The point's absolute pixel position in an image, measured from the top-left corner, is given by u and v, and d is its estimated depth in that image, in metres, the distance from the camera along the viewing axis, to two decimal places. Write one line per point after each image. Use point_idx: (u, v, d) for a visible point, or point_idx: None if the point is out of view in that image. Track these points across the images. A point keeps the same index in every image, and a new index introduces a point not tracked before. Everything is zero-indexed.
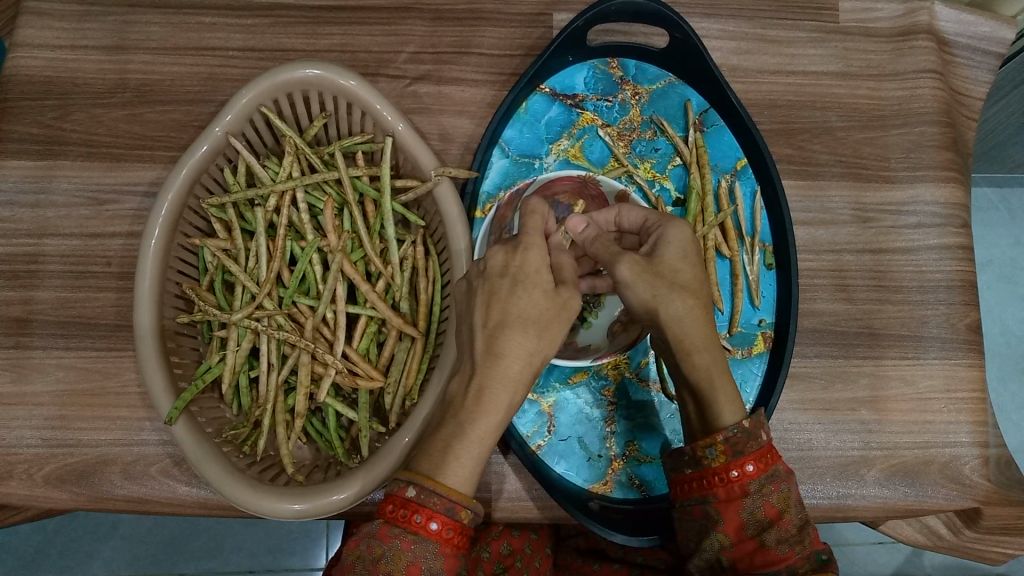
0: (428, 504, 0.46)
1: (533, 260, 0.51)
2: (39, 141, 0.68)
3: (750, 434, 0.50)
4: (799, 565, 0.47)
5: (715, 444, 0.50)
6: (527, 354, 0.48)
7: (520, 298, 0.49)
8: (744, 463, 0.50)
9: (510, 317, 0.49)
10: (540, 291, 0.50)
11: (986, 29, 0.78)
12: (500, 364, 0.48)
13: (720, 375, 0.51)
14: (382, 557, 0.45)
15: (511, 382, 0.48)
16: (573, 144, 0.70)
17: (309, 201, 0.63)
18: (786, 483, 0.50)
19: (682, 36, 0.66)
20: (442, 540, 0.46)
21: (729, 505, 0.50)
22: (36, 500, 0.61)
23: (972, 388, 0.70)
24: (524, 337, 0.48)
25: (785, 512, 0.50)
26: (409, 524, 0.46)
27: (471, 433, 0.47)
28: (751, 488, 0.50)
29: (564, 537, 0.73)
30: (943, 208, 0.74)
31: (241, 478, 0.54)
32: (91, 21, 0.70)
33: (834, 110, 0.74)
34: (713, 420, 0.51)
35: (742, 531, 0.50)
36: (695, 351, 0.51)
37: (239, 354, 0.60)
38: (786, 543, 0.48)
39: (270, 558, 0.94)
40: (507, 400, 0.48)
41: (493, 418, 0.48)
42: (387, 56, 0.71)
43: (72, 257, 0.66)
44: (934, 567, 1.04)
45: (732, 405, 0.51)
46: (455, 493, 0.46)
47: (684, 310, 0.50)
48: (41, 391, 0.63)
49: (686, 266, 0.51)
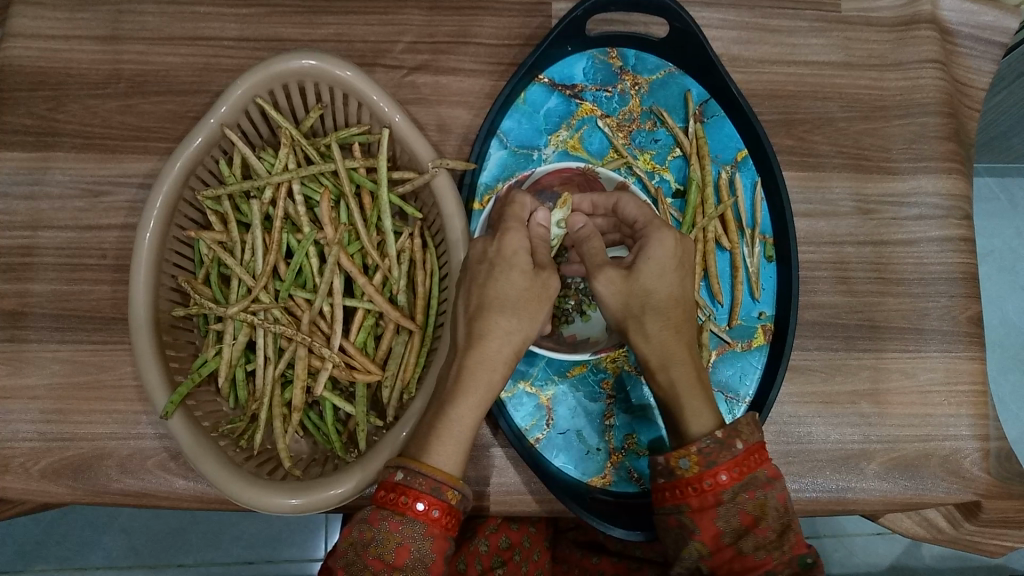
0: (414, 485, 0.46)
1: (512, 242, 0.52)
2: (33, 133, 0.67)
3: (723, 444, 0.49)
4: (779, 569, 0.47)
5: (687, 455, 0.49)
6: (504, 333, 0.49)
7: (498, 280, 0.50)
8: (717, 473, 0.49)
9: (487, 300, 0.50)
10: (518, 271, 0.50)
11: (989, 18, 0.77)
12: (480, 346, 0.49)
13: (687, 392, 0.51)
14: (373, 540, 0.45)
15: (491, 363, 0.49)
16: (572, 135, 0.70)
17: (305, 192, 0.62)
18: (762, 489, 0.49)
19: (682, 25, 0.65)
20: (430, 521, 0.46)
21: (703, 514, 0.49)
22: (32, 493, 0.61)
23: (973, 381, 0.70)
24: (502, 317, 0.50)
25: (763, 518, 0.49)
26: (397, 506, 0.46)
27: (451, 413, 0.48)
28: (725, 496, 0.49)
29: (563, 530, 0.72)
30: (945, 199, 0.74)
31: (237, 472, 0.54)
32: (84, 10, 0.69)
33: (835, 101, 0.74)
34: (683, 432, 0.51)
35: (719, 539, 0.49)
36: (661, 369, 0.52)
37: (236, 347, 0.59)
38: (764, 549, 0.48)
39: (269, 549, 0.94)
40: (487, 380, 0.49)
41: (473, 398, 0.49)
42: (384, 46, 0.70)
43: (66, 249, 0.65)
44: (933, 558, 1.04)
45: (703, 418, 0.51)
46: (441, 473, 0.46)
47: (653, 329, 0.51)
48: (36, 384, 0.63)
49: (662, 284, 0.52)
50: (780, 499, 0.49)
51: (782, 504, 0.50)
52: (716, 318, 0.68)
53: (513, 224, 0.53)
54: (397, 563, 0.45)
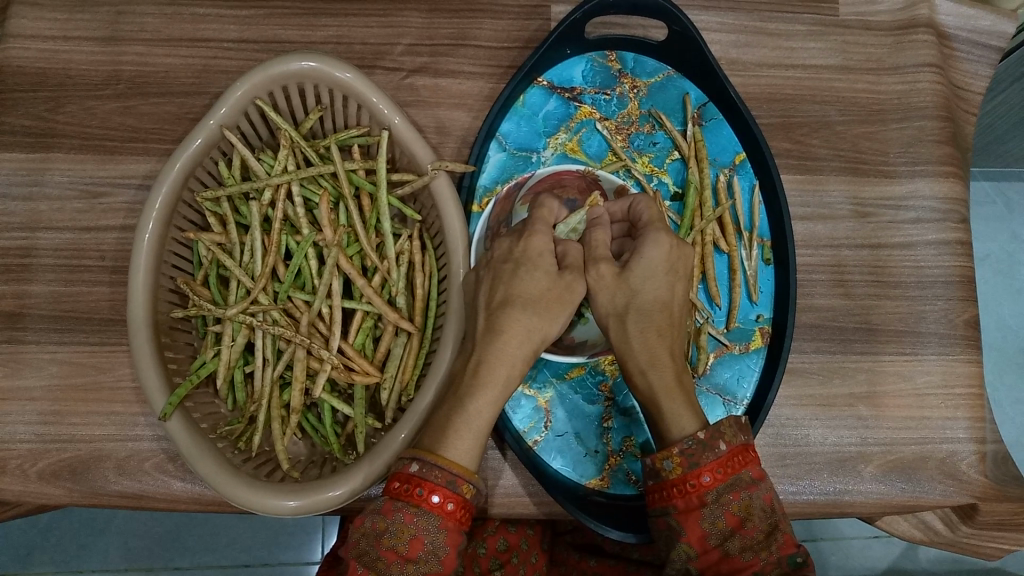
0: (431, 477, 0.46)
1: (537, 244, 0.54)
2: (32, 134, 0.67)
3: (705, 445, 0.49)
4: (767, 570, 0.47)
5: (671, 456, 0.49)
6: (525, 332, 0.51)
7: (521, 279, 0.52)
8: (700, 474, 0.49)
9: (512, 297, 0.52)
10: (542, 272, 0.53)
11: (986, 23, 0.77)
12: (499, 339, 0.50)
13: (666, 396, 0.51)
14: (386, 532, 0.45)
15: (511, 358, 0.50)
16: (571, 137, 0.70)
17: (304, 194, 0.62)
18: (748, 490, 0.49)
19: (681, 28, 0.66)
20: (445, 514, 0.46)
21: (689, 516, 0.49)
22: (29, 495, 0.61)
23: (970, 384, 0.71)
24: (524, 314, 0.51)
25: (749, 519, 0.48)
26: (412, 497, 0.46)
27: (470, 407, 0.49)
28: (709, 498, 0.49)
29: (561, 533, 0.72)
30: (943, 203, 0.74)
31: (234, 473, 0.54)
32: (84, 11, 0.69)
33: (833, 104, 0.74)
34: (663, 435, 0.51)
35: (706, 541, 0.48)
36: (639, 372, 0.52)
37: (234, 349, 0.59)
38: (751, 550, 0.47)
39: (265, 552, 0.94)
40: (505, 376, 0.50)
41: (491, 393, 0.49)
42: (384, 48, 0.70)
43: (65, 250, 0.65)
44: (929, 561, 1.04)
45: (683, 421, 0.50)
46: (458, 466, 0.47)
47: (636, 333, 0.52)
48: (34, 386, 0.63)
49: (650, 284, 0.52)
50: (767, 500, 0.49)
51: (771, 505, 0.49)
52: (714, 321, 0.68)
53: (541, 225, 0.55)
54: (411, 555, 0.45)
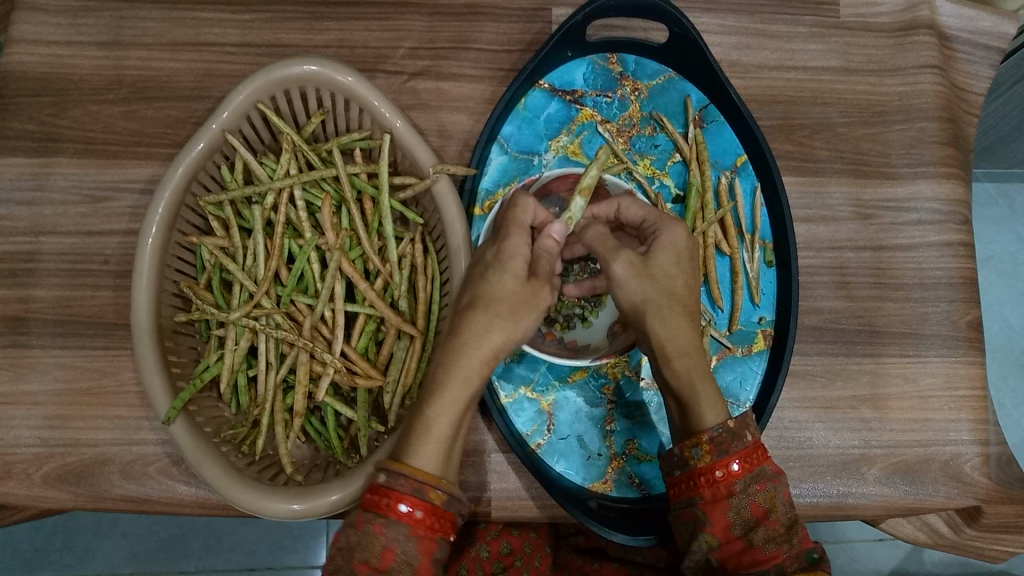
0: (395, 486, 0.46)
1: (513, 243, 0.54)
2: (35, 139, 0.68)
3: (735, 434, 0.50)
4: (788, 563, 0.47)
5: (699, 444, 0.50)
6: (484, 331, 0.50)
7: (490, 281, 0.52)
8: (729, 463, 0.50)
9: (477, 298, 0.51)
10: (511, 275, 0.52)
11: (987, 24, 0.78)
12: (456, 342, 0.50)
13: (702, 380, 0.51)
14: (357, 545, 0.46)
15: (468, 359, 0.49)
16: (573, 140, 0.70)
17: (307, 198, 0.62)
18: (773, 483, 0.50)
19: (682, 31, 0.66)
20: (413, 522, 0.46)
21: (717, 505, 0.49)
22: (34, 499, 0.61)
23: (972, 386, 0.70)
24: (484, 315, 0.50)
25: (773, 512, 0.49)
26: (380, 508, 0.46)
27: (429, 413, 0.49)
28: (737, 488, 0.49)
29: (564, 535, 0.73)
30: (944, 205, 0.74)
31: (237, 477, 0.54)
32: (87, 16, 0.70)
33: (834, 106, 0.74)
34: (696, 422, 0.51)
35: (730, 531, 0.49)
36: (678, 356, 0.52)
37: (238, 353, 0.59)
38: (774, 542, 0.48)
39: (270, 555, 0.94)
40: (465, 376, 0.49)
41: (452, 395, 0.49)
42: (385, 51, 0.70)
43: (68, 255, 0.66)
44: (934, 563, 1.04)
45: (716, 407, 0.51)
46: (422, 473, 0.47)
47: (670, 315, 0.52)
48: (38, 390, 0.63)
49: (677, 271, 0.53)
50: (787, 494, 0.50)
51: (790, 501, 0.51)
52: (716, 323, 0.68)
53: (513, 227, 0.55)
54: (383, 566, 0.45)
